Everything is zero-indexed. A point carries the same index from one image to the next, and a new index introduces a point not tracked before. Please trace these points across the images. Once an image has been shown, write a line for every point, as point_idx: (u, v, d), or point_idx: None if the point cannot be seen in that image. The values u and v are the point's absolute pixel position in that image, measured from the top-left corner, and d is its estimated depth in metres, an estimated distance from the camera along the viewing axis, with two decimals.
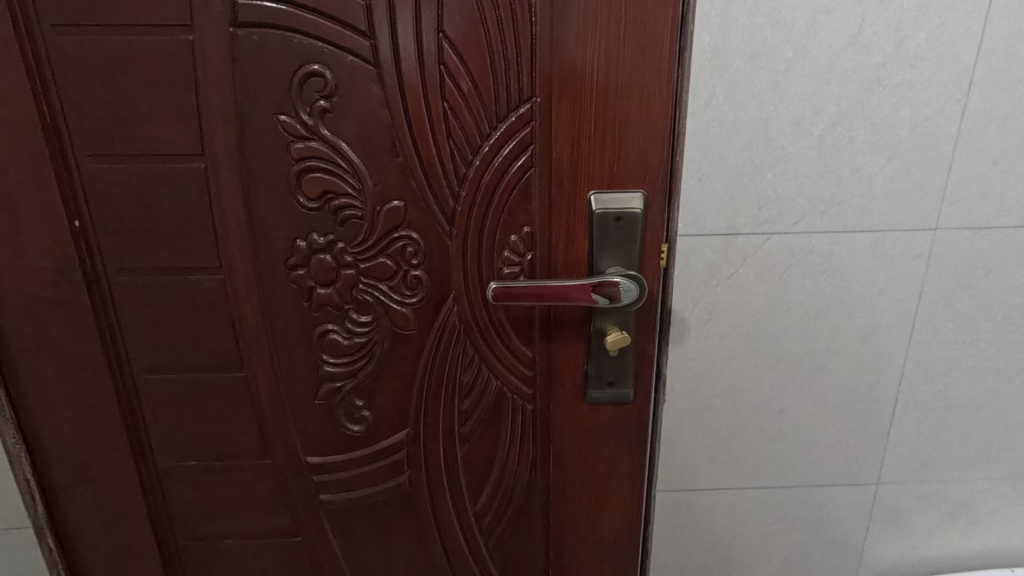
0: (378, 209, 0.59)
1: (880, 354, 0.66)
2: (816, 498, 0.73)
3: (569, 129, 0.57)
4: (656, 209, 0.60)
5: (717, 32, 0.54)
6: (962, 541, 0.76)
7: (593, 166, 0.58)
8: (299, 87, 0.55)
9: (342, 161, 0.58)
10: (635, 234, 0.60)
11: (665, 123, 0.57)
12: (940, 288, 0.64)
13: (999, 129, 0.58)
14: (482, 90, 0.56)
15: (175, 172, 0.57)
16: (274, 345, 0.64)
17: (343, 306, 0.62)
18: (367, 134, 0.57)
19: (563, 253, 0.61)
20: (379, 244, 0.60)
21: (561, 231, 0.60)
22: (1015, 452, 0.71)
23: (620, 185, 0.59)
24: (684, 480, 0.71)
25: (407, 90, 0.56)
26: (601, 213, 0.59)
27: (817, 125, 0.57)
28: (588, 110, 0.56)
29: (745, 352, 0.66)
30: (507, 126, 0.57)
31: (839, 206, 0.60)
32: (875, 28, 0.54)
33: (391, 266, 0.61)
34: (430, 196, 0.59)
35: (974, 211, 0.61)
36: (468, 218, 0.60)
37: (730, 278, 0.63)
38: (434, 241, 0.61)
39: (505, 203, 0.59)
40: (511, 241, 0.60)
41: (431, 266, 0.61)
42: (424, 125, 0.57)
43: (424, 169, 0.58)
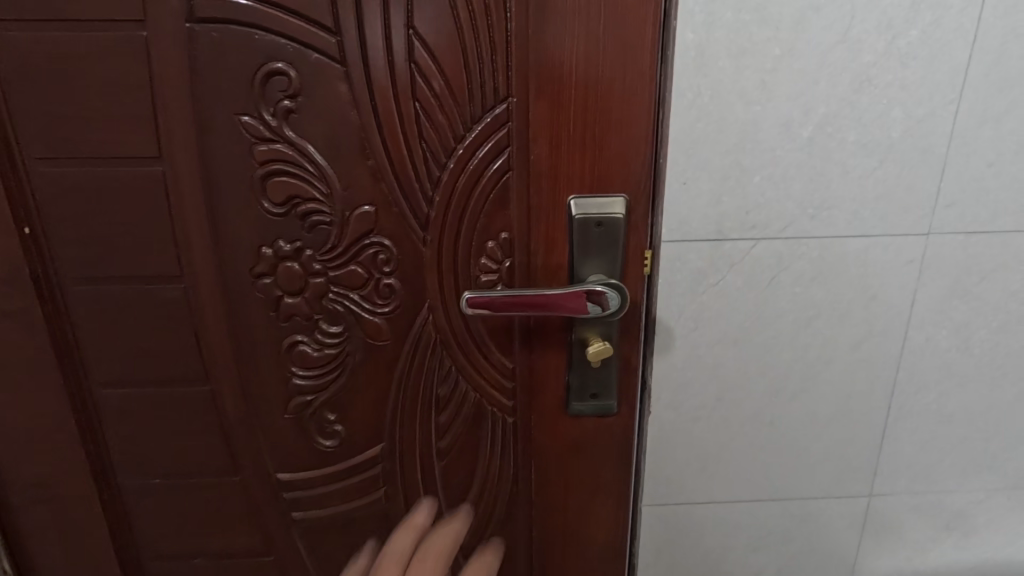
0: (348, 214, 0.56)
1: (872, 362, 0.64)
2: (807, 511, 0.71)
3: (547, 130, 0.54)
4: (638, 214, 0.57)
5: (701, 29, 0.52)
6: (956, 552, 0.74)
7: (573, 168, 0.55)
8: (262, 86, 0.52)
9: (309, 164, 0.55)
10: (618, 240, 0.57)
11: (648, 123, 0.54)
12: (933, 295, 0.62)
13: (993, 130, 0.56)
14: (456, 90, 0.53)
15: (133, 177, 0.54)
16: (242, 357, 0.61)
17: (312, 316, 0.59)
18: (335, 136, 0.54)
19: (543, 260, 0.58)
20: (349, 251, 0.57)
21: (541, 237, 0.57)
22: (1010, 461, 0.69)
23: (602, 189, 0.56)
24: (670, 493, 0.69)
25: (377, 90, 0.53)
26: (581, 218, 0.56)
27: (806, 126, 0.55)
28: (567, 111, 0.54)
29: (733, 361, 0.63)
30: (482, 128, 0.54)
31: (830, 210, 0.58)
32: (866, 26, 0.52)
33: (362, 274, 0.58)
34: (402, 200, 0.56)
35: (968, 215, 0.59)
36: (443, 223, 0.57)
37: (717, 285, 0.60)
38: (408, 248, 0.58)
39: (482, 208, 0.57)
40: (488, 247, 0.58)
41: (404, 274, 0.59)
42: (395, 126, 0.54)
43: (395, 172, 0.55)
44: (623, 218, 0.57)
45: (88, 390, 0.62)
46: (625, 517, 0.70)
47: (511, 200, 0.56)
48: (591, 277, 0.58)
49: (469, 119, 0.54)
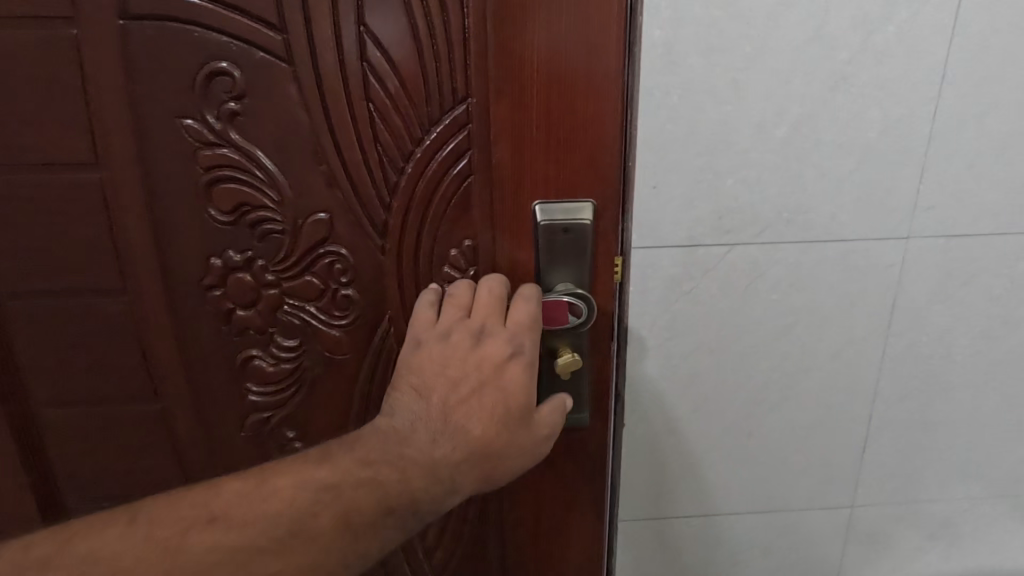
0: (301, 222, 0.53)
1: (852, 370, 0.62)
2: (788, 523, 0.68)
3: (510, 133, 0.51)
4: (607, 220, 0.54)
5: (669, 25, 0.49)
6: (941, 562, 0.72)
7: (537, 172, 0.52)
8: (203, 87, 0.49)
9: (258, 170, 0.52)
10: (585, 247, 0.54)
11: (616, 125, 0.51)
12: (914, 300, 0.60)
13: (973, 129, 0.54)
14: (411, 90, 0.50)
15: (68, 184, 0.51)
16: (193, 372, 0.58)
17: (266, 329, 0.57)
18: (284, 140, 0.51)
19: (508, 268, 0.55)
20: (304, 261, 0.55)
21: (506, 245, 0.54)
22: (994, 470, 0.67)
23: (568, 194, 0.53)
24: (646, 506, 0.67)
25: (327, 91, 0.50)
26: (547, 225, 0.53)
27: (780, 127, 0.53)
28: (530, 112, 0.50)
29: (709, 371, 0.61)
30: (441, 131, 0.51)
31: (806, 214, 0.56)
32: (841, 21, 0.50)
33: (319, 285, 0.55)
34: (358, 207, 0.53)
35: (948, 218, 0.57)
36: (402, 231, 0.54)
37: (691, 293, 0.58)
38: (366, 257, 0.55)
39: (442, 215, 0.54)
40: (451, 255, 0.55)
41: (363, 285, 0.56)
42: (348, 129, 0.51)
43: (350, 177, 0.52)
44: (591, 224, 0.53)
45: (28, 410, 0.59)
46: (602, 534, 0.67)
47: (473, 207, 0.53)
48: (559, 286, 0.55)
49: (426, 121, 0.51)
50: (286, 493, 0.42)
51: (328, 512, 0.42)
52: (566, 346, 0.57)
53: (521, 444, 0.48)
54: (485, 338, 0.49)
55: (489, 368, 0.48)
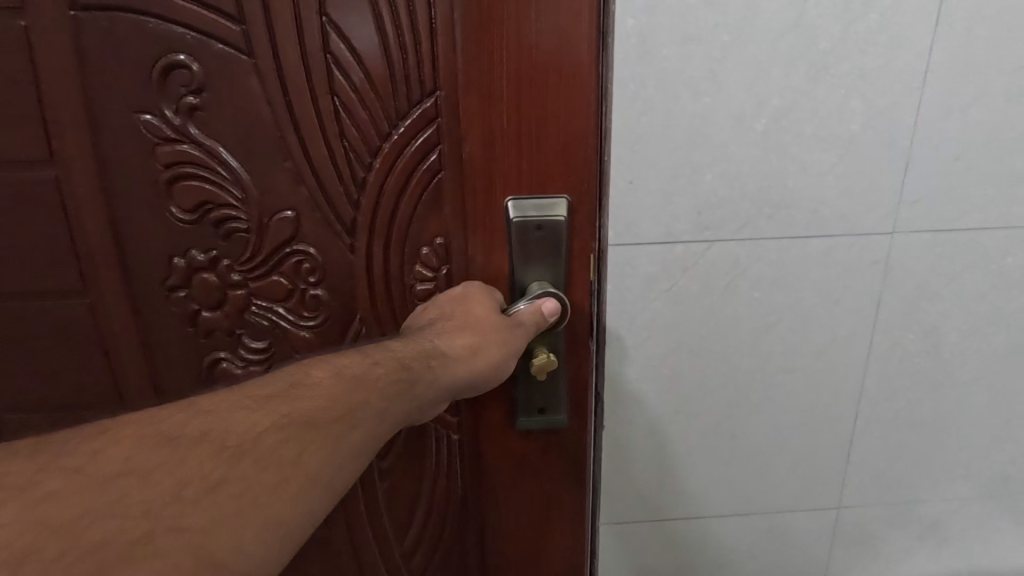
0: (266, 220, 0.52)
1: (837, 368, 0.60)
2: (774, 525, 0.67)
3: (479, 127, 0.49)
4: (584, 218, 0.52)
5: (642, 14, 0.47)
6: (931, 563, 0.70)
7: (509, 167, 0.50)
8: (161, 80, 0.47)
9: (220, 167, 0.50)
10: (559, 244, 0.52)
11: (591, 119, 0.49)
12: (900, 297, 0.58)
13: (959, 120, 0.52)
14: (376, 83, 0.48)
15: (23, 181, 0.50)
16: (160, 375, 0.57)
17: (234, 330, 0.55)
18: (246, 135, 0.49)
19: (481, 267, 0.53)
20: (271, 261, 0.53)
21: (478, 243, 0.53)
22: (984, 469, 0.66)
23: (542, 190, 0.51)
24: (626, 508, 0.65)
25: (289, 85, 0.48)
26: (519, 221, 0.51)
27: (760, 119, 0.51)
28: (500, 106, 0.48)
29: (691, 370, 0.59)
30: (409, 125, 0.50)
31: (787, 209, 0.54)
32: (821, 9, 0.48)
33: (287, 285, 0.54)
34: (325, 204, 0.52)
35: (934, 212, 0.55)
36: (371, 229, 0.53)
37: (671, 291, 0.56)
38: (334, 256, 0.53)
39: (412, 212, 0.52)
40: (423, 254, 0.53)
41: (332, 284, 0.54)
42: (312, 124, 0.49)
43: (316, 173, 0.51)
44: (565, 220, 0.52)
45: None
46: (583, 540, 0.65)
47: (444, 203, 0.52)
48: (533, 285, 0.53)
49: (393, 116, 0.49)
50: (256, 422, 0.35)
51: (299, 436, 0.37)
52: (542, 347, 0.55)
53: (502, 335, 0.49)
54: (463, 295, 0.51)
55: (475, 323, 0.49)
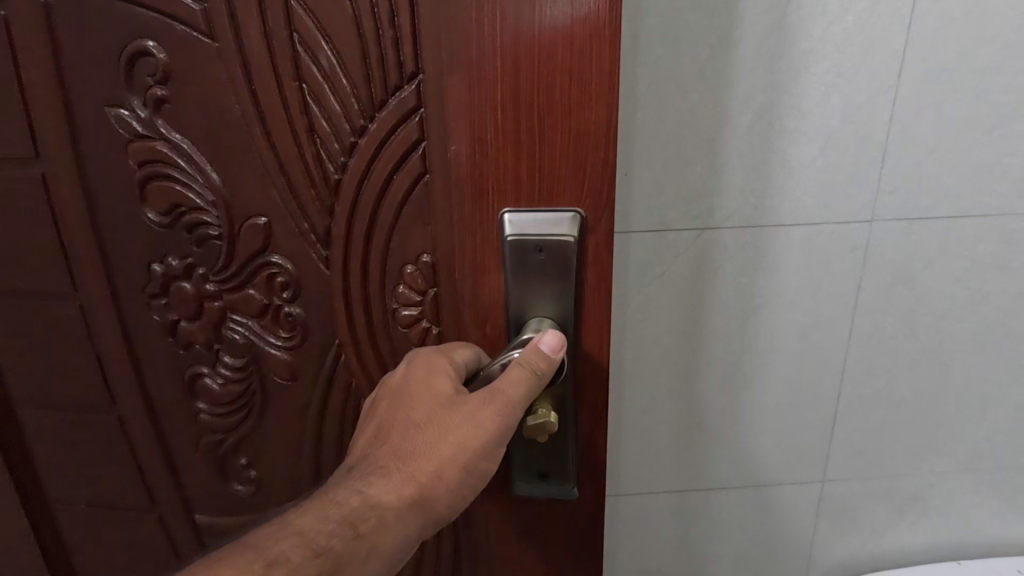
0: (239, 226, 0.50)
1: (820, 349, 0.64)
2: (761, 499, 0.71)
3: (466, 118, 0.39)
4: (603, 237, 0.41)
5: (635, 18, 0.51)
6: (910, 535, 0.74)
7: (505, 175, 0.40)
8: (130, 73, 0.46)
9: (190, 169, 0.48)
10: (569, 270, 0.41)
11: (610, 108, 0.38)
12: (878, 282, 0.62)
13: (932, 115, 0.56)
14: (348, 68, 0.43)
15: (11, 176, 0.51)
16: (146, 381, 0.57)
17: (212, 345, 0.55)
18: (214, 130, 0.47)
19: (473, 291, 0.44)
20: (245, 272, 0.51)
21: (470, 264, 0.43)
22: (960, 445, 0.70)
23: (548, 203, 0.40)
24: (616, 483, 0.69)
25: (260, 73, 0.44)
26: (517, 241, 0.41)
27: (745, 115, 0.55)
28: (490, 89, 0.38)
29: (682, 352, 0.63)
30: (383, 115, 0.43)
31: (771, 199, 0.58)
32: (801, 12, 0.52)
33: (262, 299, 0.52)
34: (298, 211, 0.48)
35: (910, 201, 0.59)
36: (347, 240, 0.48)
37: (662, 276, 0.60)
38: (308, 268, 0.50)
39: (394, 220, 0.46)
40: (408, 273, 0.47)
41: (305, 301, 0.51)
42: (290, 118, 0.45)
43: (286, 172, 0.47)
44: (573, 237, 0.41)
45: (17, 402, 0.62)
46: None
47: (427, 211, 0.44)
48: (534, 319, 0.43)
49: (368, 106, 0.44)
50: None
51: None
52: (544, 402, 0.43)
53: (454, 446, 0.39)
54: (405, 391, 0.41)
55: (418, 442, 0.39)
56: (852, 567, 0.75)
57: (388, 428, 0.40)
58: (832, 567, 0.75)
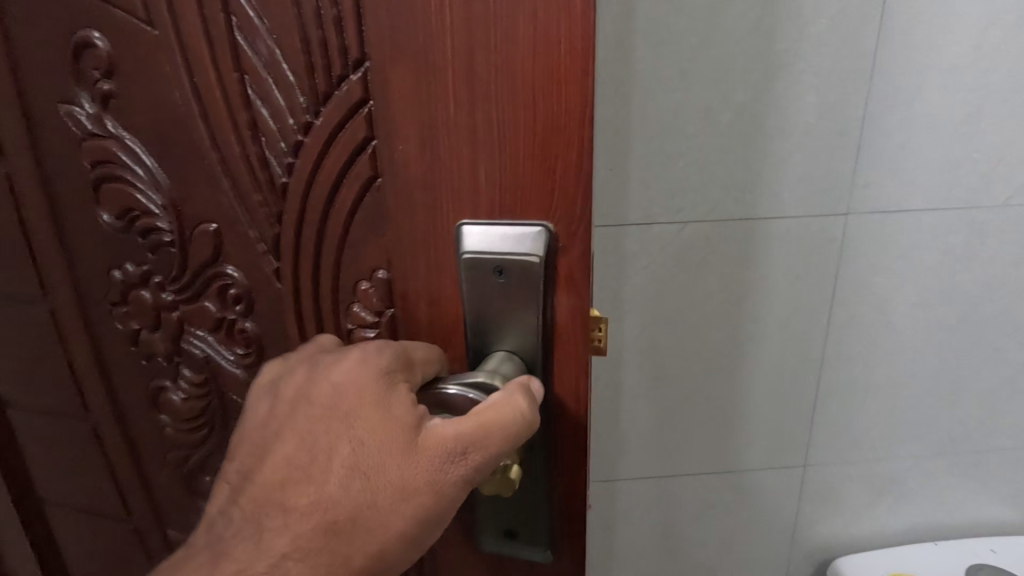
0: (189, 228, 0.39)
1: (800, 337, 0.67)
2: (745, 483, 0.74)
3: (409, 109, 0.29)
4: (576, 262, 0.31)
5: (620, 19, 0.54)
6: (888, 517, 0.77)
7: (457, 181, 0.30)
8: (71, 60, 0.36)
9: (133, 163, 0.38)
10: (539, 296, 0.32)
11: (582, 115, 0.27)
12: (855, 272, 0.65)
13: (903, 112, 0.59)
14: (277, 19, 0.31)
15: None
16: (112, 396, 0.50)
17: (171, 359, 0.46)
18: (155, 103, 0.35)
19: (426, 318, 0.34)
20: (197, 283, 0.42)
21: (422, 292, 0.34)
22: (935, 430, 0.73)
23: (519, 216, 0.30)
24: (605, 468, 0.72)
25: (174, 42, 0.33)
26: (473, 259, 0.32)
27: (725, 112, 0.57)
28: (437, 70, 0.28)
29: (668, 341, 0.66)
30: (326, 111, 0.32)
31: (751, 194, 0.60)
32: (778, 15, 0.54)
33: (216, 312, 0.42)
34: (240, 211, 0.37)
35: (884, 195, 0.61)
36: (298, 250, 0.37)
37: (648, 268, 0.63)
38: (263, 282, 0.39)
39: (345, 231, 0.35)
40: (361, 291, 0.36)
41: (261, 322, 0.41)
42: (213, 104, 0.34)
43: (223, 161, 0.36)
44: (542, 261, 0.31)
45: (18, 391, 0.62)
46: None
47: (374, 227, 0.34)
48: (500, 352, 0.33)
49: (308, 94, 0.32)
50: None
51: None
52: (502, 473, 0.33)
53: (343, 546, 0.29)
54: (289, 456, 0.31)
55: (297, 531, 0.30)
56: (833, 548, 0.79)
57: (264, 500, 0.31)
58: (813, 549, 0.78)
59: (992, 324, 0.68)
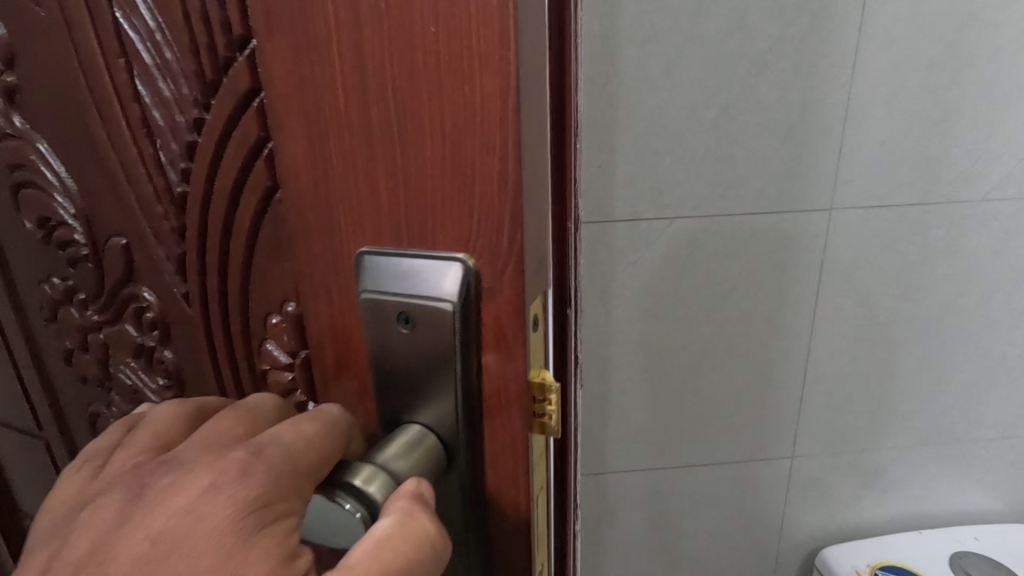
0: (100, 241, 0.36)
1: (787, 330, 0.68)
2: (734, 474, 0.75)
3: (288, 92, 0.21)
4: (507, 312, 0.22)
5: (605, 19, 0.55)
6: (875, 507, 0.79)
7: (352, 197, 0.22)
8: None
9: (45, 169, 0.35)
10: (457, 355, 0.23)
11: (499, 115, 0.19)
12: (839, 266, 0.66)
13: (884, 109, 0.60)
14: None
15: None
16: (62, 416, 0.48)
17: (102, 383, 0.43)
18: (52, 101, 0.32)
19: (330, 371, 0.27)
20: (114, 301, 0.38)
21: (330, 338, 0.26)
22: (918, 420, 0.74)
23: (430, 249, 0.22)
24: (597, 461, 0.73)
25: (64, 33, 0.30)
26: (376, 301, 0.24)
27: (710, 110, 0.58)
28: (316, 37, 0.20)
29: (657, 335, 0.67)
30: (216, 106, 0.27)
31: (736, 189, 0.61)
32: (760, 14, 0.55)
33: (136, 336, 0.38)
34: (147, 223, 0.33)
35: (866, 190, 0.63)
36: (201, 272, 0.32)
37: (637, 264, 0.64)
38: (175, 303, 0.34)
39: (249, 257, 0.29)
40: (273, 327, 0.30)
41: (177, 350, 0.36)
42: (111, 101, 0.30)
43: (126, 166, 0.32)
44: (454, 311, 0.22)
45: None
46: None
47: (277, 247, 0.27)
48: (413, 426, 0.25)
49: (199, 93, 0.27)
50: None
51: None
52: None
53: None
54: None
55: None
56: (822, 537, 0.80)
57: None
58: (802, 538, 0.80)
59: (973, 315, 0.69)
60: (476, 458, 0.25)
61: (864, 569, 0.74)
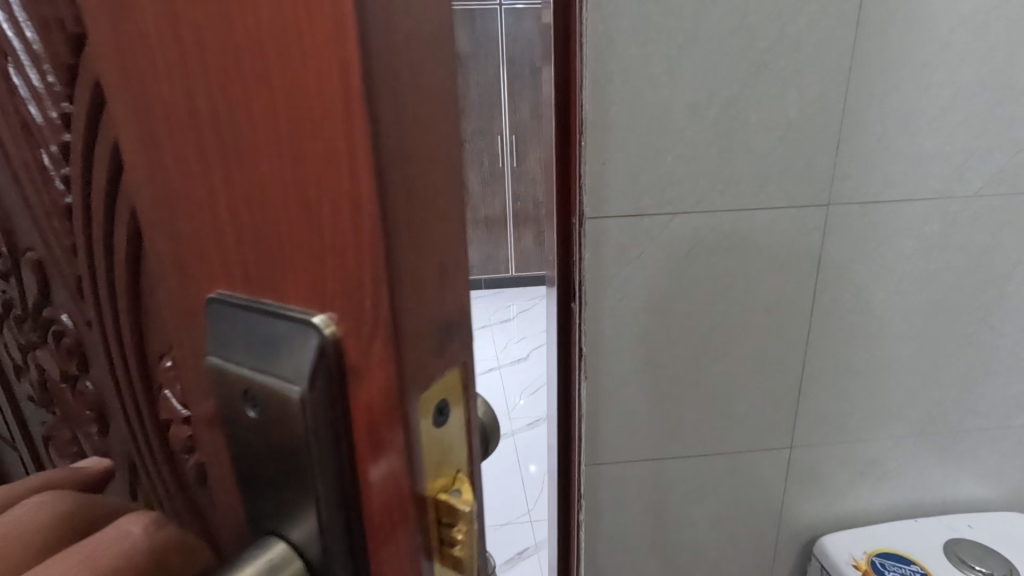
0: (24, 263, 0.39)
1: (786, 322, 0.70)
2: (733, 464, 0.77)
3: (140, 138, 0.22)
4: (376, 404, 0.20)
5: (609, 20, 0.56)
6: (872, 496, 0.81)
7: (215, 253, 0.22)
8: None
9: None
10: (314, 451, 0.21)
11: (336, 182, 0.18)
12: (837, 259, 0.68)
13: (879, 107, 0.62)
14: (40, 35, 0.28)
15: None
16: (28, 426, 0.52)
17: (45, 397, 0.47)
18: None
19: (211, 425, 0.26)
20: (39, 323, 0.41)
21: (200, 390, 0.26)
22: (913, 411, 0.76)
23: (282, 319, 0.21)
24: (602, 452, 0.74)
25: None
26: (235, 382, 0.23)
27: (711, 108, 0.60)
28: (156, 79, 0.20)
29: (658, 328, 0.69)
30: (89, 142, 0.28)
31: (736, 185, 0.63)
32: (760, 15, 0.57)
33: (60, 354, 0.41)
34: (59, 253, 0.36)
35: (862, 186, 0.64)
36: (104, 303, 0.34)
37: (639, 258, 0.65)
38: (89, 327, 0.37)
39: (137, 296, 0.30)
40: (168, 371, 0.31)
41: (96, 368, 0.39)
42: (18, 143, 0.33)
43: (34, 198, 0.34)
44: (302, 399, 0.20)
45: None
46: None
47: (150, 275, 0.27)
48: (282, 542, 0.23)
49: (65, 85, 0.28)
50: None
51: None
52: None
53: None
54: None
55: None
56: (819, 526, 0.82)
57: None
58: (801, 527, 0.82)
59: (967, 309, 0.71)
60: (356, 563, 0.22)
61: (861, 555, 0.76)
